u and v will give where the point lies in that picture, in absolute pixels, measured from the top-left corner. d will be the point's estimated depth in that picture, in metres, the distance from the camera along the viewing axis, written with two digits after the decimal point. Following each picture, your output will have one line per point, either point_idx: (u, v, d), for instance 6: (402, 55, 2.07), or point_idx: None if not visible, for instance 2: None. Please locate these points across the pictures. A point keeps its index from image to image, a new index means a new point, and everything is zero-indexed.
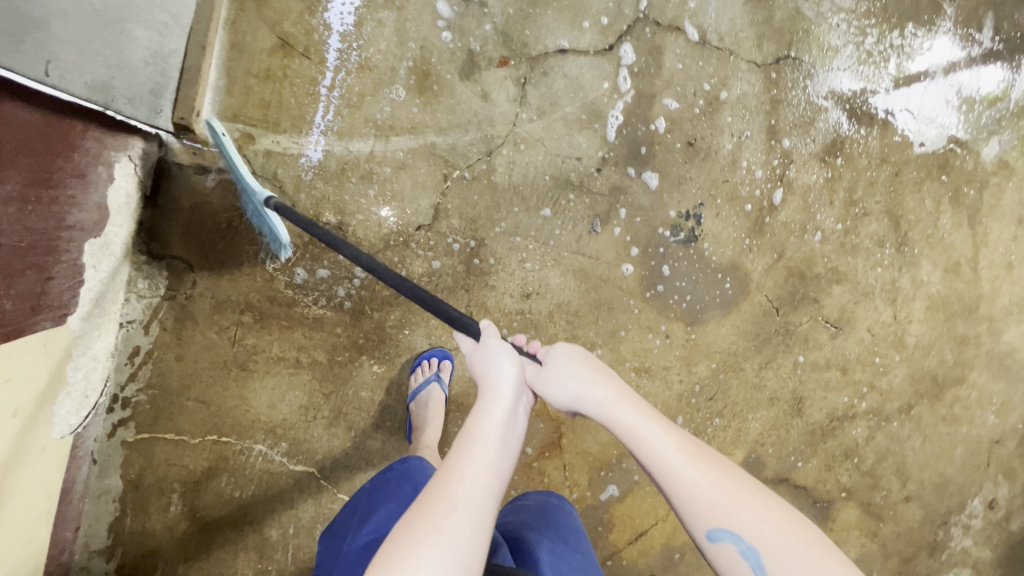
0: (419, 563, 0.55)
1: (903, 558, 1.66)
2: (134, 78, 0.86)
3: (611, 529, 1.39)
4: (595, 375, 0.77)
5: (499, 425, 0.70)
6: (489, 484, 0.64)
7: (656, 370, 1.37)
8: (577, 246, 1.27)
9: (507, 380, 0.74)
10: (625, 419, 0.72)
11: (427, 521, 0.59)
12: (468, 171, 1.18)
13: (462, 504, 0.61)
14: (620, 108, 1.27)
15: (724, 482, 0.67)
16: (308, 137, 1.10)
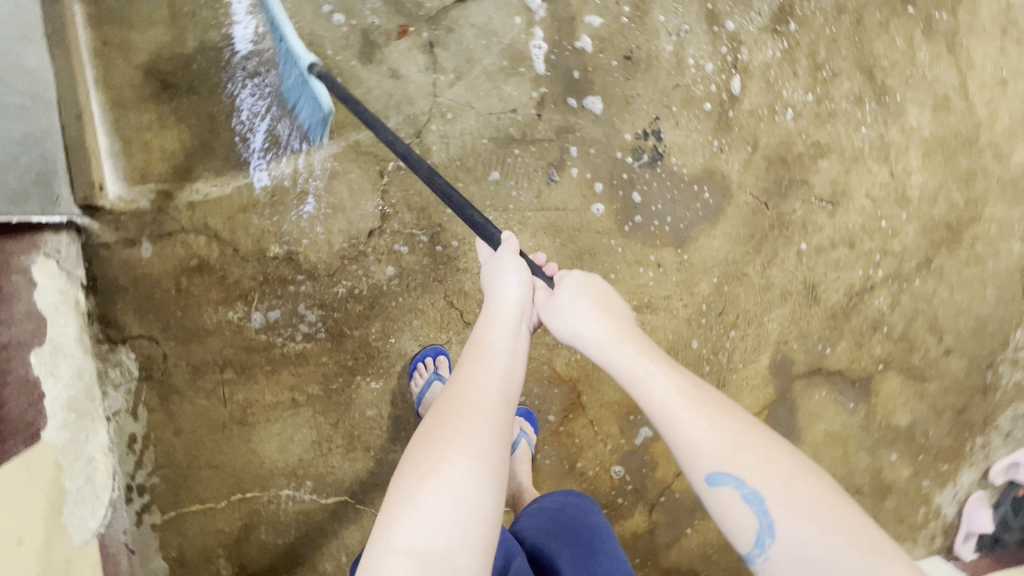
0: (446, 457, 0.58)
1: (956, 411, 1.64)
2: (7, 174, 0.85)
3: (656, 467, 1.38)
4: (595, 311, 0.77)
5: (508, 336, 0.74)
6: (505, 386, 0.68)
7: (657, 302, 1.33)
8: (539, 202, 1.19)
9: (518, 292, 0.78)
10: (622, 357, 0.71)
11: (448, 418, 0.62)
12: (402, 158, 1.10)
13: (483, 403, 0.64)
14: (541, 35, 1.16)
15: (726, 426, 0.63)
16: (226, 176, 1.02)
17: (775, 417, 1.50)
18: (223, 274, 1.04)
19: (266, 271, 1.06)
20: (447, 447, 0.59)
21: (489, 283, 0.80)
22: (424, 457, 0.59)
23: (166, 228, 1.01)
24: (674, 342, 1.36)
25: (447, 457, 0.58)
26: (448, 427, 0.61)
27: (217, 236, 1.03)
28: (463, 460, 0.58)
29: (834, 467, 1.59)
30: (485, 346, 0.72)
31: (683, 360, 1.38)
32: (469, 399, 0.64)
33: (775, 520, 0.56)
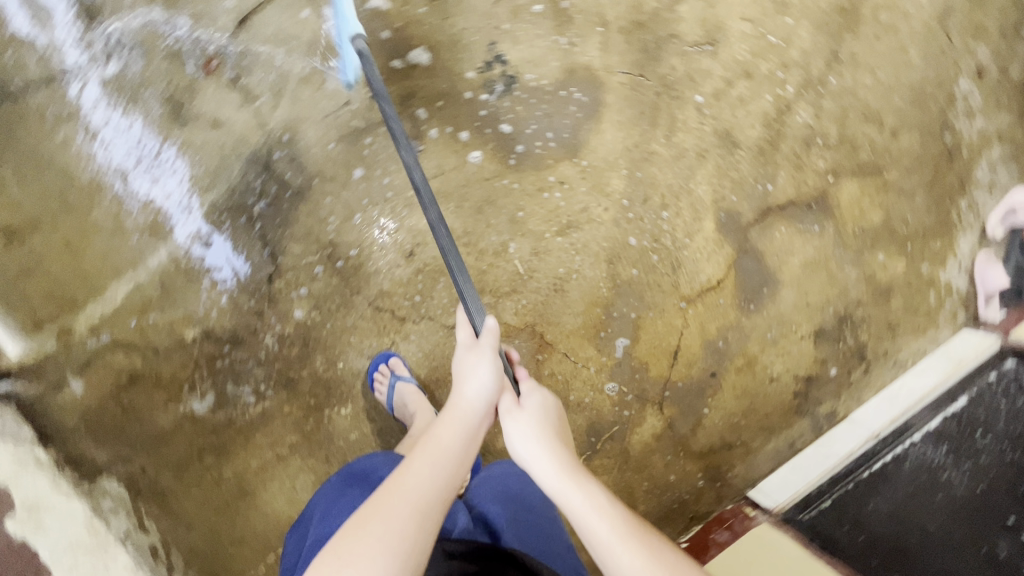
0: (372, 547, 0.64)
1: (928, 182, 1.49)
2: None
3: (649, 367, 1.43)
4: (548, 439, 0.86)
5: (461, 439, 0.81)
6: (441, 488, 0.73)
7: (577, 218, 1.30)
8: (415, 179, 1.16)
9: (488, 394, 0.87)
10: (568, 488, 0.78)
11: (379, 512, 0.68)
12: (263, 199, 1.09)
13: (417, 501, 0.70)
14: (329, 13, 1.08)
15: (660, 556, 0.70)
16: (109, 289, 1.03)
17: (744, 273, 1.47)
18: (155, 375, 1.07)
19: (193, 355, 1.08)
20: (372, 541, 0.64)
21: (461, 378, 0.88)
22: (349, 548, 0.64)
23: (82, 358, 1.03)
24: (612, 248, 1.34)
25: (372, 549, 0.63)
26: (378, 519, 0.67)
27: (132, 345, 1.05)
28: (383, 559, 0.63)
29: (824, 291, 1.52)
30: (438, 442, 0.78)
31: (629, 260, 1.36)
32: (404, 495, 0.70)
33: None
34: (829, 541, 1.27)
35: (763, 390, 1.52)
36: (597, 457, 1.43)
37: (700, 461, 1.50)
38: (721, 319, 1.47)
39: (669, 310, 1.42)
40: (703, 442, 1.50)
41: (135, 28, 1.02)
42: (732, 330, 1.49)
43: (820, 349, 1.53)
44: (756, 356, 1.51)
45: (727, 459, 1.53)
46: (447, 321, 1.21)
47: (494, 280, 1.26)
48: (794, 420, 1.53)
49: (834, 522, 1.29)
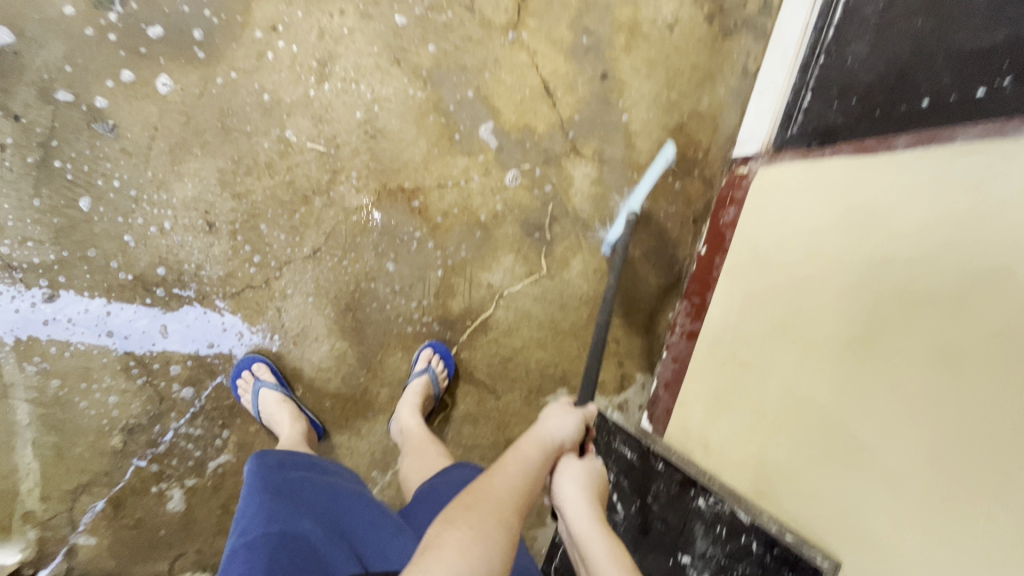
0: (495, 531, 0.61)
1: None
2: None
3: (534, 126, 1.19)
4: (595, 497, 0.82)
5: (544, 462, 0.77)
6: (531, 492, 0.71)
7: (325, 47, 1.04)
8: (139, 156, 0.99)
9: (571, 431, 0.83)
10: (595, 537, 0.77)
11: (492, 500, 0.65)
12: (41, 295, 0.98)
13: (519, 496, 0.68)
14: None
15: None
16: (18, 462, 1.02)
17: None
18: (129, 488, 1.07)
19: (137, 455, 1.06)
20: (495, 526, 0.61)
21: (547, 414, 0.86)
22: (475, 521, 0.61)
23: (65, 521, 1.05)
24: (387, 46, 1.08)
25: (494, 533, 0.60)
26: (490, 507, 0.64)
27: (85, 485, 1.05)
28: (505, 546, 0.60)
29: None
30: (526, 456, 0.75)
31: (416, 41, 1.09)
32: (510, 487, 0.68)
33: None
34: (826, 131, 1.12)
35: (669, 44, 1.25)
36: (558, 245, 1.25)
37: (660, 166, 1.30)
38: (566, 14, 1.17)
39: (503, 55, 1.15)
40: (650, 147, 1.28)
41: None
42: (587, 15, 1.18)
43: None
44: (634, 18, 1.21)
45: (687, 142, 1.30)
46: (304, 252, 1.09)
47: (308, 179, 1.07)
48: (726, 47, 1.29)
49: (823, 106, 1.13)
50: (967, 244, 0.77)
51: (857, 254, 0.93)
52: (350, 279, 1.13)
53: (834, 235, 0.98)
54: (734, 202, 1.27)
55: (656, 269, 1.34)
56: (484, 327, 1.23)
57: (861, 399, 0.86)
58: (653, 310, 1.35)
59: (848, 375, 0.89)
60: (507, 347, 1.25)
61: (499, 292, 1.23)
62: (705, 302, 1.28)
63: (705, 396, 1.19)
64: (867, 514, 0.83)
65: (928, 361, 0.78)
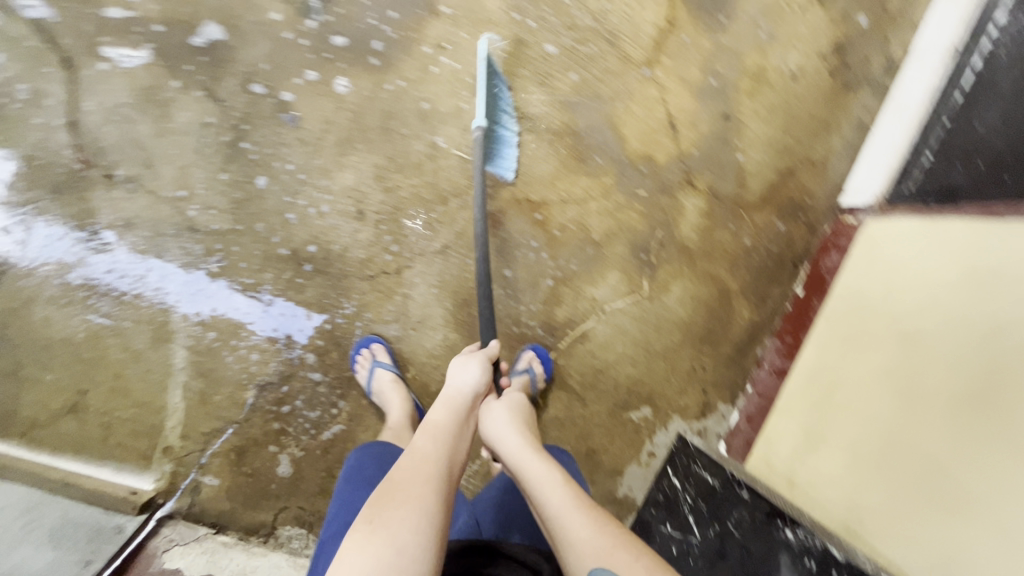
0: (399, 511, 0.68)
1: None
2: (71, 553, 0.96)
3: (654, 156, 1.27)
4: (517, 427, 0.93)
5: (453, 418, 0.88)
6: (440, 460, 0.78)
7: (482, 67, 1.16)
8: (312, 144, 1.12)
9: (475, 379, 0.96)
10: (529, 463, 0.86)
11: (398, 485, 0.73)
12: (213, 256, 1.11)
13: (427, 469, 0.76)
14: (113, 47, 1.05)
15: (607, 529, 0.74)
16: (169, 400, 1.14)
17: None
18: (253, 439, 1.18)
19: (265, 409, 1.18)
20: (399, 509, 0.69)
21: (452, 370, 0.99)
22: (382, 510, 0.68)
23: (196, 460, 1.17)
24: (536, 70, 1.18)
25: (399, 512, 0.68)
26: (397, 490, 0.71)
27: (220, 429, 1.17)
28: (412, 520, 0.67)
29: None
30: (434, 421, 0.87)
31: (561, 68, 1.19)
32: (416, 465, 0.76)
33: None
34: (947, 190, 1.16)
35: (790, 92, 1.31)
36: (660, 270, 1.32)
37: (767, 206, 1.34)
38: (699, 55, 1.25)
39: (637, 87, 1.23)
40: (759, 187, 1.34)
41: None
42: (719, 58, 1.26)
43: (834, 7, 1.29)
44: (761, 65, 1.28)
45: (795, 186, 1.35)
46: (435, 247, 1.20)
47: (449, 182, 1.18)
48: (845, 100, 1.33)
49: (945, 167, 1.17)
50: (994, 336, 0.92)
51: (980, 312, 0.95)
52: (470, 277, 1.23)
53: (954, 292, 1.01)
54: (838, 249, 1.32)
55: (751, 303, 1.38)
56: (583, 338, 1.30)
57: (972, 453, 0.88)
58: (744, 342, 1.39)
59: (960, 429, 0.92)
60: (600, 360, 1.32)
61: (601, 306, 1.30)
62: (800, 342, 1.32)
63: (793, 432, 1.22)
64: (927, 549, 0.91)
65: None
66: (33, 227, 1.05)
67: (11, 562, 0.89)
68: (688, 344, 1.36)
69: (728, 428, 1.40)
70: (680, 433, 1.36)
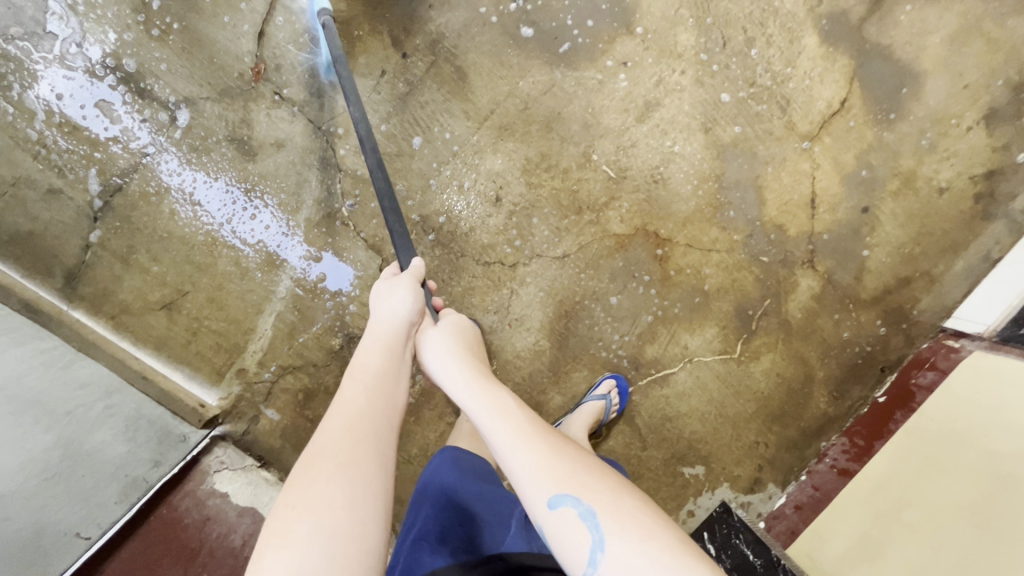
0: (325, 486, 0.58)
1: None
2: (139, 453, 0.97)
3: (786, 226, 1.27)
4: (455, 351, 0.80)
5: (382, 357, 0.76)
6: (371, 414, 0.67)
7: (654, 94, 1.18)
8: (474, 119, 1.14)
9: (408, 305, 0.82)
10: (475, 394, 0.72)
11: (325, 451, 0.62)
12: (348, 199, 1.12)
13: (359, 426, 0.65)
14: None
15: (563, 454, 0.63)
16: (260, 324, 1.13)
17: (871, 81, 1.25)
18: (324, 386, 1.14)
19: (346, 360, 1.14)
20: (328, 481, 0.59)
21: (376, 300, 0.83)
22: (303, 488, 0.58)
23: (264, 391, 1.13)
24: (704, 113, 1.20)
25: (326, 490, 0.58)
26: (321, 460, 0.61)
27: (295, 365, 1.14)
28: (337, 493, 0.58)
29: (985, 61, 1.26)
30: (363, 366, 0.73)
31: (727, 119, 1.21)
32: (347, 424, 0.65)
33: (603, 531, 0.55)
34: None
35: (932, 205, 1.30)
36: (756, 337, 1.31)
37: (876, 307, 1.33)
38: (858, 144, 1.26)
39: (791, 156, 1.24)
40: (875, 286, 1.32)
41: (171, 84, 1.09)
42: (875, 151, 1.27)
43: (998, 136, 1.28)
44: (913, 170, 1.28)
45: (909, 295, 1.33)
46: (556, 252, 1.19)
47: (588, 194, 1.19)
48: (981, 228, 1.31)
49: None
50: None
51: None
52: (579, 291, 1.21)
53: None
54: (934, 368, 1.28)
55: (830, 396, 1.35)
56: (663, 381, 1.30)
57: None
58: (813, 430, 1.35)
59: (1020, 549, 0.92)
60: (672, 408, 1.31)
61: (690, 355, 1.29)
62: (873, 448, 1.28)
63: (846, 534, 1.19)
64: None
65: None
66: (190, 125, 1.09)
67: (92, 444, 0.91)
68: (758, 418, 1.34)
69: (772, 510, 1.35)
70: (726, 500, 1.32)
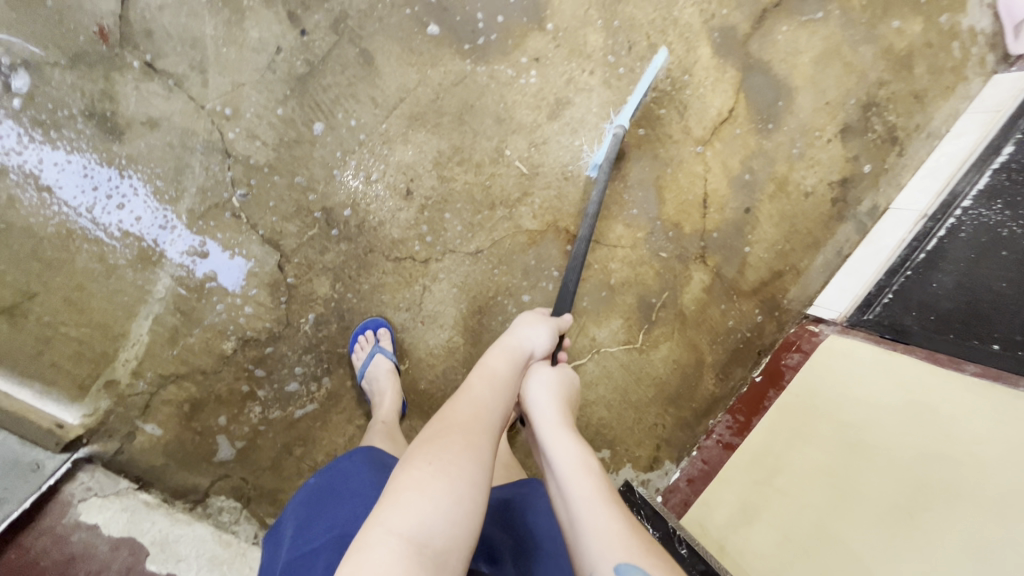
0: (460, 462, 0.64)
1: None
2: None
3: (681, 225, 1.37)
4: (561, 398, 0.87)
5: (510, 367, 0.83)
6: (494, 413, 0.74)
7: (565, 93, 1.18)
8: (381, 106, 1.08)
9: (542, 336, 0.91)
10: (565, 441, 0.78)
11: (459, 430, 0.68)
12: (238, 188, 1.02)
13: (485, 421, 0.72)
14: None
15: (637, 529, 0.67)
16: (133, 327, 1.00)
17: (754, 93, 1.38)
18: (215, 395, 1.03)
19: (240, 366, 1.04)
20: (458, 456, 0.64)
21: (519, 324, 0.92)
22: (437, 456, 0.64)
23: (140, 404, 1.00)
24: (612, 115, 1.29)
25: (457, 463, 0.64)
26: (454, 435, 0.67)
27: (179, 374, 1.01)
28: (468, 474, 0.63)
29: (842, 81, 1.44)
30: (494, 369, 0.80)
31: (631, 123, 1.32)
32: (474, 413, 0.72)
33: None
34: (900, 330, 1.33)
35: (801, 207, 1.47)
36: (656, 327, 1.40)
37: (754, 297, 1.49)
38: (743, 151, 1.39)
39: (686, 159, 1.35)
40: (754, 278, 1.47)
41: (13, 50, 0.95)
42: (757, 158, 1.40)
43: (850, 148, 1.47)
44: (786, 175, 1.44)
45: (781, 287, 1.50)
46: (469, 248, 1.15)
47: (501, 190, 1.16)
48: (836, 227, 1.50)
49: (901, 311, 1.35)
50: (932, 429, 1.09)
51: (944, 432, 1.08)
52: (491, 288, 1.16)
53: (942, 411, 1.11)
54: (800, 350, 1.46)
55: (716, 378, 1.49)
56: (574, 372, 1.37)
57: (906, 527, 1.02)
58: (702, 409, 1.49)
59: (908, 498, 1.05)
60: (581, 397, 1.39)
61: (597, 346, 1.37)
62: (750, 423, 1.42)
63: (730, 501, 1.32)
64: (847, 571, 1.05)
65: (966, 534, 0.94)
66: (37, 95, 0.95)
67: None
68: (657, 402, 1.44)
69: (668, 484, 1.47)
70: (628, 479, 1.42)
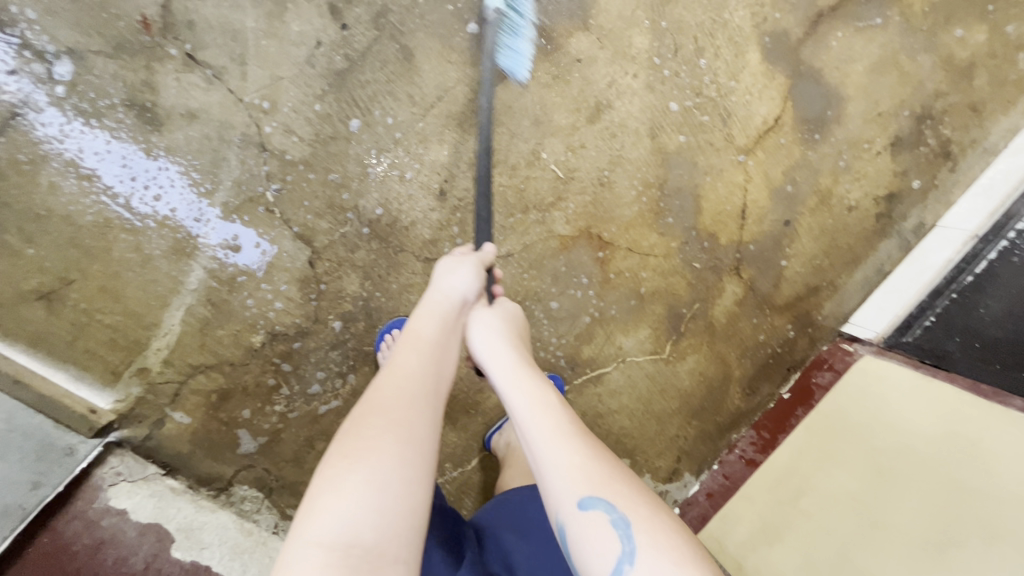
0: (378, 443, 0.61)
1: None
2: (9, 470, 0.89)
3: (716, 235, 1.33)
4: (506, 337, 0.83)
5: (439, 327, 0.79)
6: (421, 380, 0.70)
7: (605, 96, 1.23)
8: (418, 104, 1.06)
9: (466, 281, 0.87)
10: (517, 380, 0.75)
11: (378, 408, 0.65)
12: (273, 182, 1.02)
13: (411, 390, 0.68)
14: None
15: (599, 455, 0.65)
16: (165, 317, 1.00)
17: (802, 101, 1.32)
18: (241, 387, 1.04)
19: (267, 359, 1.04)
20: (377, 436, 0.62)
21: (439, 274, 0.88)
22: (355, 443, 0.61)
23: (170, 393, 1.01)
24: (654, 119, 1.26)
25: (376, 445, 0.61)
26: (376, 415, 0.64)
27: (208, 365, 1.02)
28: (386, 454, 0.60)
29: (897, 92, 1.37)
30: (418, 334, 0.77)
31: (673, 128, 1.27)
32: (395, 386, 0.68)
33: (635, 545, 0.57)
34: (941, 356, 1.27)
35: (843, 222, 1.41)
36: (684, 339, 1.37)
37: (787, 312, 1.44)
38: (787, 161, 1.34)
39: (727, 168, 1.31)
40: (788, 293, 1.43)
41: (57, 39, 0.95)
42: (800, 169, 1.35)
43: (899, 162, 1.41)
44: (830, 188, 1.38)
45: (816, 302, 1.45)
46: None
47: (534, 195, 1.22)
48: (878, 243, 1.44)
49: (944, 336, 1.28)
50: (970, 457, 1.05)
51: (990, 464, 1.02)
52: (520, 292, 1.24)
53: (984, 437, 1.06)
54: (832, 369, 1.41)
55: (743, 393, 1.45)
56: (598, 380, 1.33)
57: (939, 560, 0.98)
58: (728, 423, 1.45)
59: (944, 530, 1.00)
60: (604, 406, 1.35)
61: (623, 356, 1.34)
62: (775, 440, 1.39)
63: (753, 521, 1.26)
64: None
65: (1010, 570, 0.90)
66: (80, 86, 0.96)
67: None
68: (680, 414, 1.41)
69: (686, 497, 1.44)
70: None
